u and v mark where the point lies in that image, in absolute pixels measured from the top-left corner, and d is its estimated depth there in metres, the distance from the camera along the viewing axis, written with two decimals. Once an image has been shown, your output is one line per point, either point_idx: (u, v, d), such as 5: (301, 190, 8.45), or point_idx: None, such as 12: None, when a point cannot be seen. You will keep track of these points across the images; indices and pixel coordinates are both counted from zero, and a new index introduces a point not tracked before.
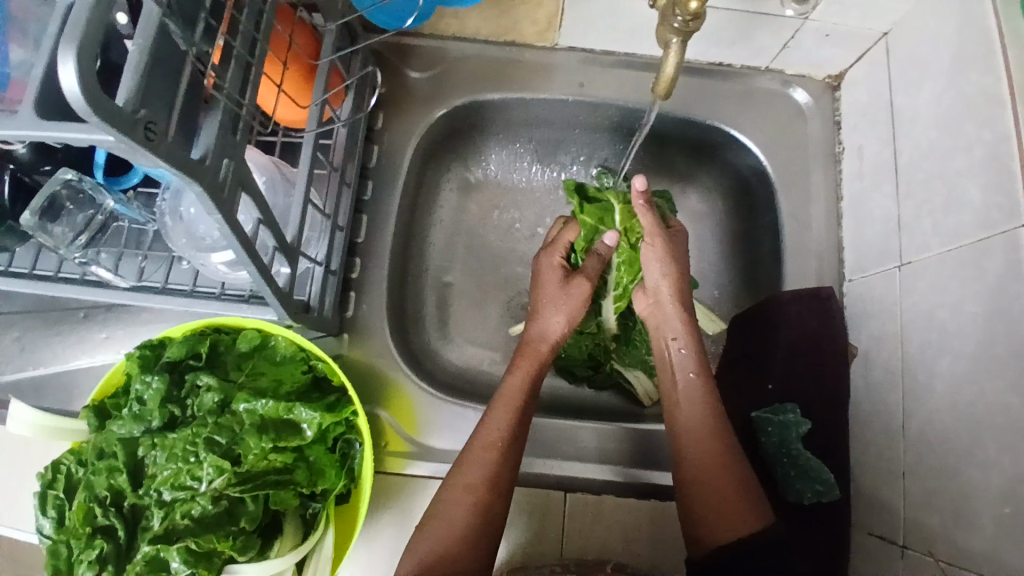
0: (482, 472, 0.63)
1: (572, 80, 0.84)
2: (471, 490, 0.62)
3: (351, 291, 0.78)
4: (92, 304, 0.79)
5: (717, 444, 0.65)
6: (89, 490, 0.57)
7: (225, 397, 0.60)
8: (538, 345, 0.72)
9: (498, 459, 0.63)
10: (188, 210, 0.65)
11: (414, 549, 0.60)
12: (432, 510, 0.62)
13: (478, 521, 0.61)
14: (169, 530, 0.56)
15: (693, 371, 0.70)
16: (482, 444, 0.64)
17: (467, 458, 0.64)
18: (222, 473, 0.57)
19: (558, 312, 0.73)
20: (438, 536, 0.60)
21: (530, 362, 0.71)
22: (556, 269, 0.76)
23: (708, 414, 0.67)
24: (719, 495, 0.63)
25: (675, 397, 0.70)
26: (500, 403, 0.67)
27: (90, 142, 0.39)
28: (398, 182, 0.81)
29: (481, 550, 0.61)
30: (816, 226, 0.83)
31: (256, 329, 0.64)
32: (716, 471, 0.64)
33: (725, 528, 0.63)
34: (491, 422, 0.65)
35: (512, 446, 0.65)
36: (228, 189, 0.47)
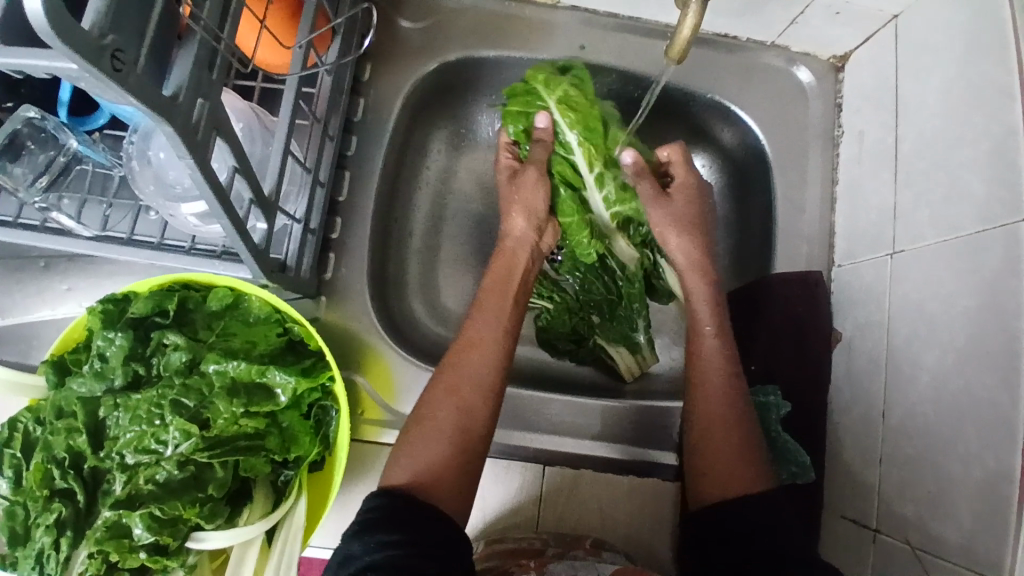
0: (465, 375, 0.62)
1: (572, 42, 0.80)
2: (453, 392, 0.62)
3: (330, 252, 0.74)
4: (52, 253, 0.74)
5: (722, 399, 0.67)
6: (47, 450, 0.54)
7: (193, 357, 0.56)
8: (508, 244, 0.72)
9: (480, 358, 0.63)
10: (157, 154, 0.61)
11: (402, 454, 0.60)
12: (416, 414, 0.62)
13: (462, 425, 0.60)
14: (132, 495, 0.53)
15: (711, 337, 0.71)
16: (464, 345, 0.65)
17: (449, 361, 0.64)
18: (189, 437, 0.54)
19: (515, 209, 0.72)
20: (424, 440, 0.60)
21: (504, 261, 0.71)
22: (506, 166, 0.76)
23: (721, 371, 0.69)
24: (717, 450, 0.65)
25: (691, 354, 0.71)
26: (481, 307, 0.67)
27: (51, 71, 0.35)
28: (384, 139, 0.77)
29: (472, 455, 0.60)
30: (810, 210, 0.81)
31: (229, 287, 0.60)
32: (721, 427, 0.66)
33: (736, 484, 0.64)
34: (473, 324, 0.66)
35: (494, 347, 0.64)
36: (203, 132, 0.43)
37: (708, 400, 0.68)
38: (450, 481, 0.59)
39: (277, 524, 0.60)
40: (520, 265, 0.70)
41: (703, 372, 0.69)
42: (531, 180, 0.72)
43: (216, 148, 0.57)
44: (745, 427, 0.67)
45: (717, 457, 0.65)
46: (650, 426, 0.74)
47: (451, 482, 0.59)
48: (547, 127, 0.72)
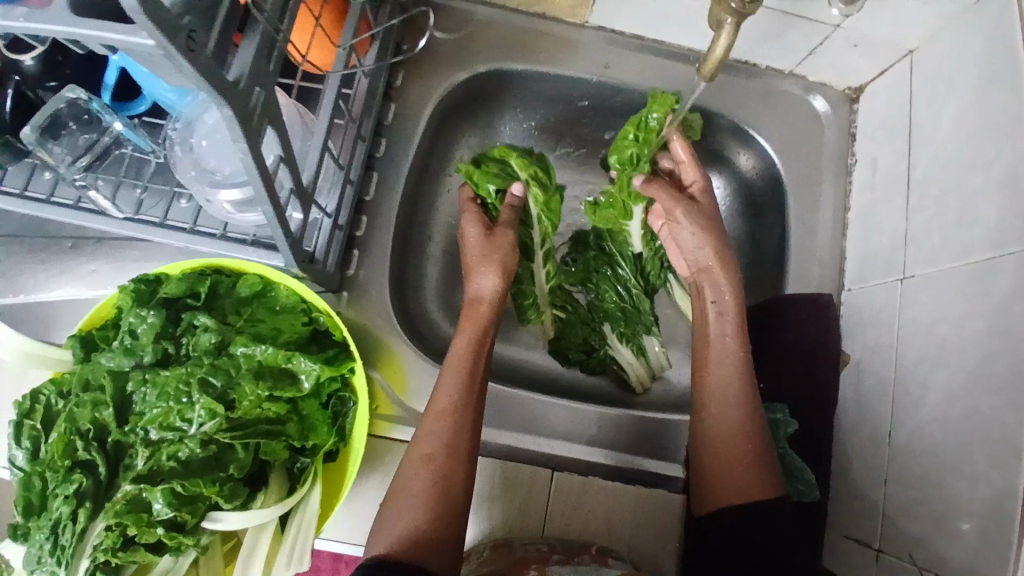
0: (438, 441, 0.61)
1: (598, 60, 0.82)
2: (427, 461, 0.60)
3: (354, 249, 0.75)
4: (80, 235, 0.75)
5: (738, 409, 0.67)
6: (71, 422, 0.54)
7: (222, 339, 0.58)
8: (480, 306, 0.71)
9: (452, 424, 0.61)
10: (200, 142, 0.63)
11: (384, 526, 0.58)
12: (392, 489, 0.60)
13: (441, 491, 0.58)
14: (152, 470, 0.54)
15: (728, 334, 0.71)
16: (434, 412, 0.62)
17: (422, 429, 0.62)
18: (214, 416, 0.55)
19: (490, 269, 0.72)
20: (401, 513, 0.58)
21: (476, 324, 0.69)
22: (475, 224, 0.75)
23: (736, 382, 0.69)
24: (730, 458, 0.65)
25: (703, 358, 0.72)
26: (449, 370, 0.65)
27: (127, 47, 0.36)
28: (412, 144, 0.79)
29: (452, 521, 0.58)
30: (822, 233, 0.83)
31: (258, 275, 0.62)
32: (735, 438, 0.66)
33: (753, 490, 0.64)
34: (441, 389, 0.64)
35: (464, 411, 0.62)
36: (257, 118, 0.45)
37: (724, 413, 0.68)
38: (434, 546, 0.56)
39: (291, 511, 0.61)
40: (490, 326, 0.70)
41: (712, 384, 0.69)
42: (508, 240, 0.74)
43: (266, 140, 0.60)
44: (764, 443, 0.67)
45: (728, 466, 0.65)
46: (656, 436, 0.76)
47: (434, 546, 0.56)
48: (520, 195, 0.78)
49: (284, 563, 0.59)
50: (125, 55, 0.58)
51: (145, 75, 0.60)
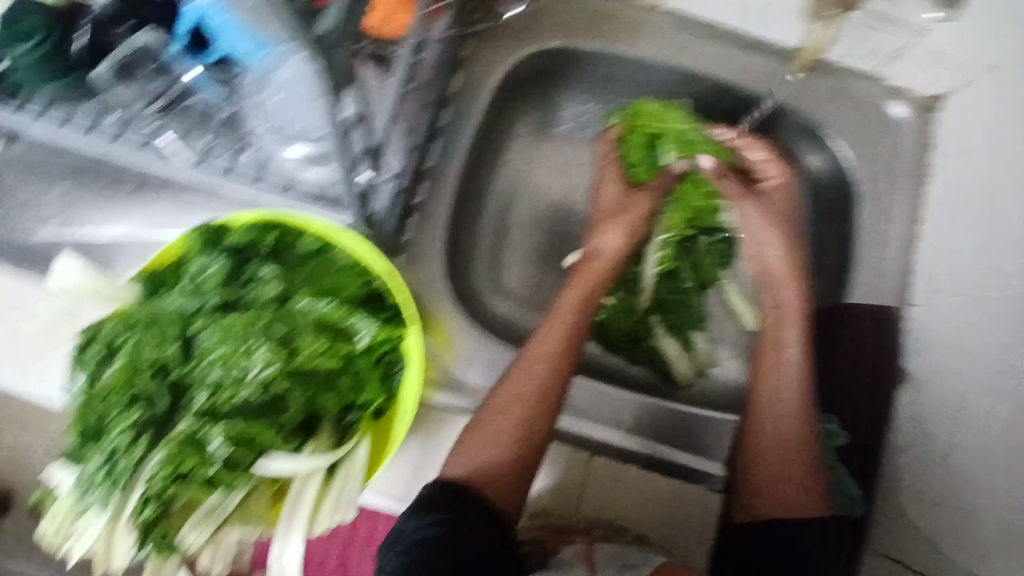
0: (533, 386, 0.62)
1: (673, 46, 0.80)
2: (519, 401, 0.62)
3: (412, 215, 0.75)
4: (146, 178, 0.76)
5: (793, 416, 0.70)
6: (134, 354, 0.56)
7: (285, 290, 0.59)
8: (598, 263, 0.74)
9: (550, 372, 0.63)
10: (272, 95, 0.60)
11: (460, 450, 0.62)
12: (476, 418, 0.62)
13: (524, 433, 0.61)
14: (213, 408, 0.56)
15: (794, 348, 0.72)
16: (534, 355, 0.64)
17: (517, 370, 0.63)
18: (274, 363, 0.56)
19: (614, 229, 0.76)
20: (483, 445, 0.61)
21: (588, 281, 0.73)
22: (612, 189, 0.80)
23: (794, 388, 0.71)
24: (781, 472, 0.69)
25: (764, 364, 0.73)
26: (555, 321, 0.67)
27: None
28: (477, 116, 0.79)
29: (525, 462, 0.62)
30: (893, 246, 0.77)
31: (320, 233, 0.60)
32: (787, 444, 0.70)
33: (788, 500, 0.70)
34: (544, 336, 0.66)
35: (563, 364, 0.64)
36: (342, 69, 0.44)
37: (779, 421, 0.70)
38: (505, 482, 0.61)
39: (337, 463, 0.62)
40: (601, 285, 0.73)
41: (773, 390, 0.71)
42: (643, 207, 0.79)
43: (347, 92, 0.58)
44: (813, 452, 0.70)
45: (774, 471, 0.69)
46: (693, 432, 0.73)
47: (508, 482, 0.61)
48: (682, 170, 0.82)
49: (329, 512, 0.60)
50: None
51: (216, 24, 0.53)
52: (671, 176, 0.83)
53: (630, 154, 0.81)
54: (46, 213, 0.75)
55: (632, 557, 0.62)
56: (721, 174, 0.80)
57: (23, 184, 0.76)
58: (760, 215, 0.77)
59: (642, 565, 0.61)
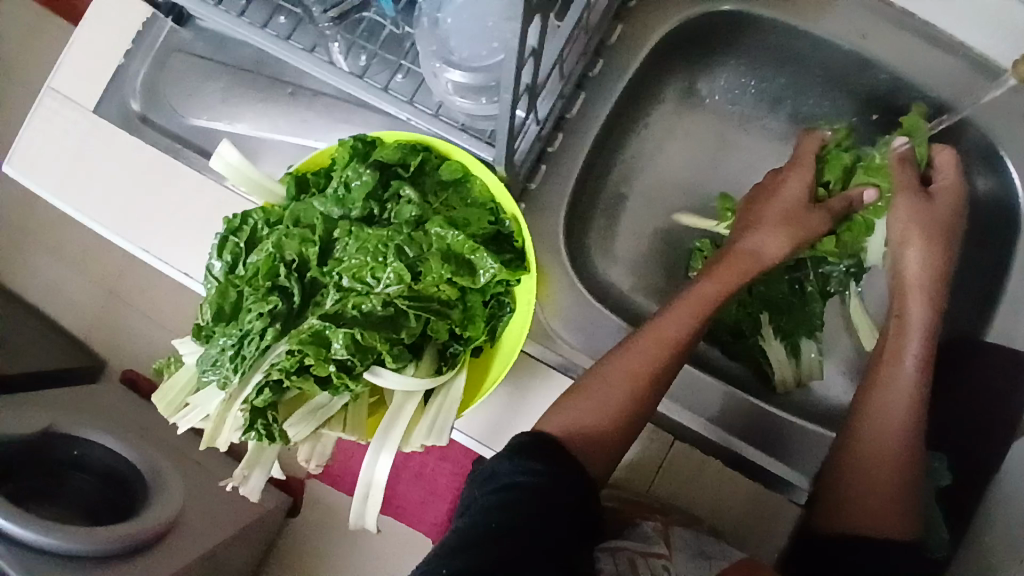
0: (649, 365, 0.62)
1: (855, 29, 0.73)
2: (633, 378, 0.62)
3: (543, 163, 0.75)
4: (301, 84, 0.79)
5: (900, 435, 0.65)
6: (277, 249, 0.59)
7: (421, 215, 0.60)
8: (746, 259, 0.68)
9: (668, 357, 0.62)
10: (445, 21, 0.62)
11: (560, 407, 0.62)
12: (584, 382, 0.63)
13: (630, 409, 0.62)
14: (338, 313, 0.58)
15: (917, 364, 0.67)
16: (656, 336, 0.63)
17: (635, 345, 0.63)
18: (400, 282, 0.58)
19: (778, 233, 0.68)
20: (586, 408, 0.61)
21: (736, 273, 0.67)
22: (801, 188, 0.71)
23: (910, 408, 0.66)
24: (873, 488, 0.65)
25: (877, 375, 0.68)
26: (684, 305, 0.65)
27: None
28: (627, 73, 0.76)
29: (622, 435, 0.62)
30: None
31: (461, 164, 0.64)
32: (886, 462, 0.65)
33: (885, 518, 0.64)
34: (670, 319, 0.64)
35: (682, 350, 0.63)
36: (535, 2, 0.44)
37: (882, 436, 0.65)
38: (602, 451, 0.61)
39: (435, 389, 0.65)
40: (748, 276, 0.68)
41: (883, 404, 0.66)
42: (817, 220, 0.71)
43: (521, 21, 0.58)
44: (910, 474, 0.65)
45: (874, 487, 0.65)
46: (775, 435, 0.70)
47: (606, 450, 0.61)
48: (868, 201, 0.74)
49: (425, 432, 0.63)
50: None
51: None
52: (849, 206, 0.74)
53: (827, 174, 0.76)
54: (205, 101, 0.80)
55: (707, 547, 0.60)
56: (903, 167, 0.73)
57: (189, 70, 0.81)
58: (909, 209, 0.71)
59: (719, 556, 0.58)
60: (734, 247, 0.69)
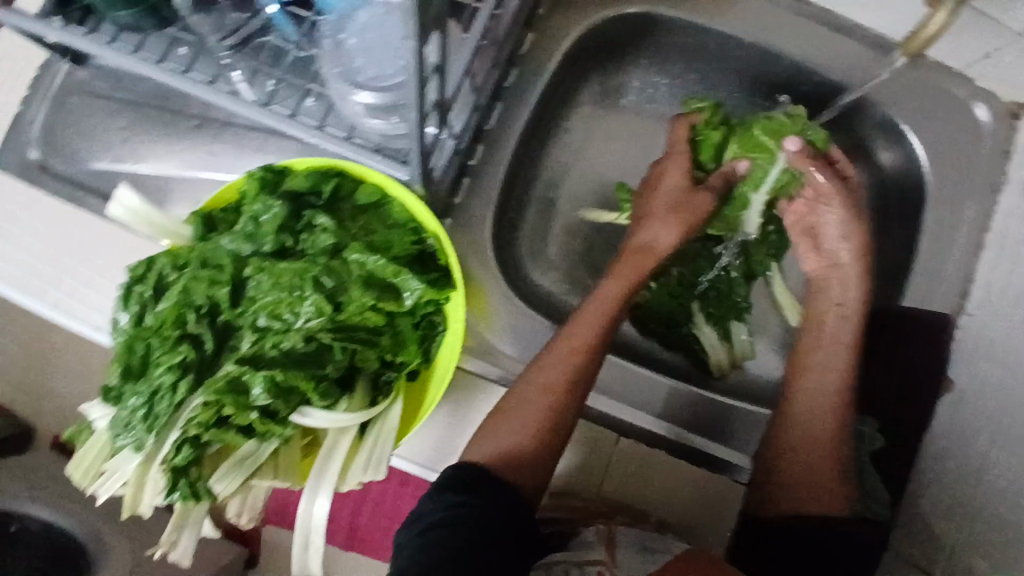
0: (563, 376, 0.61)
1: (757, 22, 0.75)
2: (550, 392, 0.60)
3: (465, 177, 0.74)
4: (205, 115, 0.75)
5: (828, 414, 0.70)
6: (185, 294, 0.57)
7: (338, 243, 0.58)
8: (644, 255, 0.70)
9: (582, 365, 0.61)
10: (347, 39, 0.60)
11: (484, 433, 0.61)
12: (503, 402, 0.61)
13: (550, 423, 0.60)
14: (256, 355, 0.56)
15: (840, 347, 0.72)
16: (569, 347, 0.62)
17: (548, 357, 0.62)
18: (320, 315, 0.56)
19: (673, 224, 0.71)
20: (507, 429, 0.60)
21: (634, 269, 0.69)
22: (679, 177, 0.73)
23: (836, 386, 0.71)
24: (810, 469, 0.69)
25: (804, 360, 0.73)
26: (591, 311, 0.65)
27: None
28: (541, 81, 0.75)
29: (550, 451, 0.60)
30: (956, 256, 0.74)
31: (377, 185, 0.62)
32: (822, 440, 0.70)
33: (820, 490, 0.69)
34: (579, 327, 0.63)
35: (596, 354, 0.62)
36: (429, 21, 0.42)
37: (813, 417, 0.70)
38: (527, 469, 0.60)
39: (371, 420, 0.63)
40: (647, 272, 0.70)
41: (809, 387, 0.71)
42: (698, 205, 0.72)
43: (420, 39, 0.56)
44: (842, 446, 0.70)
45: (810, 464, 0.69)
46: (717, 418, 0.73)
47: (532, 467, 0.60)
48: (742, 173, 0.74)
49: (362, 464, 0.62)
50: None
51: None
52: (727, 180, 0.75)
53: (700, 154, 0.77)
54: (105, 144, 0.75)
55: (653, 542, 0.59)
56: (803, 162, 0.71)
57: (87, 112, 0.76)
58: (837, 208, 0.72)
59: (665, 551, 0.58)
60: (631, 245, 0.72)
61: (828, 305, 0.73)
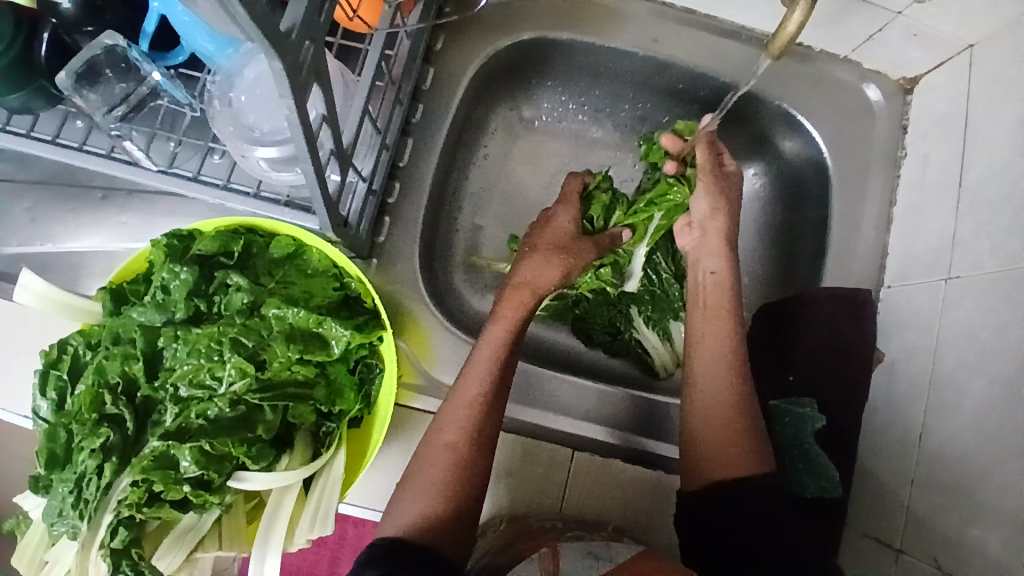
0: (462, 430, 0.62)
1: (646, 34, 0.79)
2: (451, 448, 0.61)
3: (385, 216, 0.74)
4: (111, 186, 0.73)
5: (727, 382, 0.68)
6: (100, 374, 0.54)
7: (254, 300, 0.57)
8: (526, 290, 0.69)
9: (479, 414, 0.62)
10: (239, 97, 0.60)
11: (397, 503, 0.60)
12: (411, 468, 0.62)
13: (458, 480, 0.60)
14: (181, 428, 0.54)
15: (726, 307, 0.71)
16: (463, 400, 0.62)
17: (446, 415, 0.63)
18: (244, 376, 0.55)
19: (545, 262, 0.70)
20: (417, 495, 0.60)
21: (517, 307, 0.68)
22: (566, 221, 0.74)
23: (724, 362, 0.68)
24: (723, 432, 0.65)
25: (699, 330, 0.71)
26: (480, 358, 0.64)
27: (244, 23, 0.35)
28: (448, 112, 0.77)
29: (465, 508, 0.60)
30: (865, 231, 0.79)
31: (292, 237, 0.61)
32: (725, 420, 0.66)
33: (743, 466, 0.64)
34: (470, 376, 0.63)
35: (493, 402, 0.63)
36: (305, 72, 0.43)
37: (710, 397, 0.67)
38: (448, 529, 0.58)
39: (315, 474, 0.62)
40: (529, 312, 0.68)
41: (704, 353, 0.69)
42: (583, 253, 0.72)
43: (311, 95, 0.57)
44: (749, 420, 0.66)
45: (722, 446, 0.65)
46: (659, 420, 0.75)
47: (450, 529, 0.59)
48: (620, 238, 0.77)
49: (309, 521, 0.61)
50: (169, 0, 0.57)
51: (186, 23, 0.58)
52: (613, 242, 0.76)
53: (590, 209, 0.77)
54: (9, 228, 0.72)
55: (594, 548, 0.59)
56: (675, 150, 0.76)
57: None
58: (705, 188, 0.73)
59: (608, 555, 0.57)
60: (515, 279, 0.70)
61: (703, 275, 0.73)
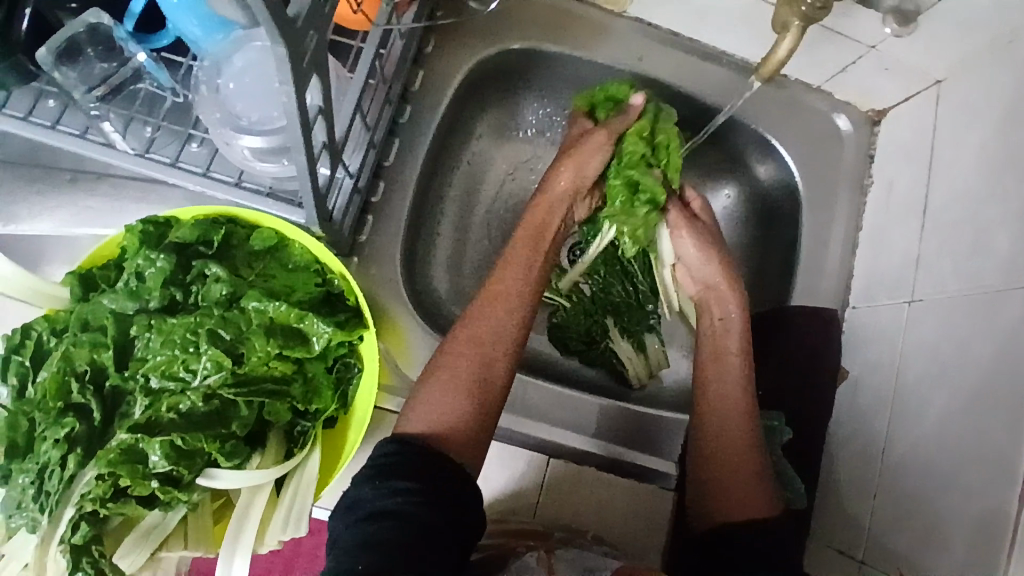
0: (488, 328, 0.65)
1: (631, 51, 0.81)
2: (476, 344, 0.64)
3: (368, 214, 0.73)
4: (82, 169, 0.70)
5: (735, 429, 0.68)
6: (66, 361, 0.52)
7: (234, 292, 0.55)
8: (549, 199, 0.72)
9: (504, 313, 0.66)
10: (227, 85, 0.59)
11: (419, 401, 0.62)
12: (433, 363, 0.64)
13: (482, 376, 0.63)
14: (151, 421, 0.52)
15: (737, 353, 0.71)
16: (489, 298, 0.66)
17: (473, 313, 0.66)
18: (220, 370, 0.53)
19: (563, 169, 0.72)
20: (440, 390, 0.62)
21: (538, 218, 0.71)
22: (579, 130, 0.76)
23: (733, 406, 0.69)
24: (731, 479, 0.67)
25: (705, 375, 0.71)
26: (507, 263, 0.69)
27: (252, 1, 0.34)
28: (436, 114, 0.76)
29: (486, 408, 0.62)
30: (832, 251, 0.82)
31: (274, 230, 0.60)
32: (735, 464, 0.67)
33: (749, 508, 0.66)
34: (498, 278, 0.67)
35: (517, 303, 0.67)
36: (308, 59, 0.43)
37: (726, 430, 0.68)
38: (467, 426, 0.61)
39: (288, 474, 0.60)
40: (553, 225, 0.71)
41: (716, 397, 0.69)
42: (595, 144, 0.72)
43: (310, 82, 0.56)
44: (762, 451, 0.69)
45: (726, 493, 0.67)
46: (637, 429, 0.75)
47: (469, 431, 0.61)
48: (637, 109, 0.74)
49: (282, 525, 0.59)
50: None
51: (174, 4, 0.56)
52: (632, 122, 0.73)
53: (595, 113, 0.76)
54: None
55: (592, 563, 0.58)
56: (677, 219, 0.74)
57: None
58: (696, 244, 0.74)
59: (604, 568, 0.57)
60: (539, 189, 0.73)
61: (713, 321, 0.73)
